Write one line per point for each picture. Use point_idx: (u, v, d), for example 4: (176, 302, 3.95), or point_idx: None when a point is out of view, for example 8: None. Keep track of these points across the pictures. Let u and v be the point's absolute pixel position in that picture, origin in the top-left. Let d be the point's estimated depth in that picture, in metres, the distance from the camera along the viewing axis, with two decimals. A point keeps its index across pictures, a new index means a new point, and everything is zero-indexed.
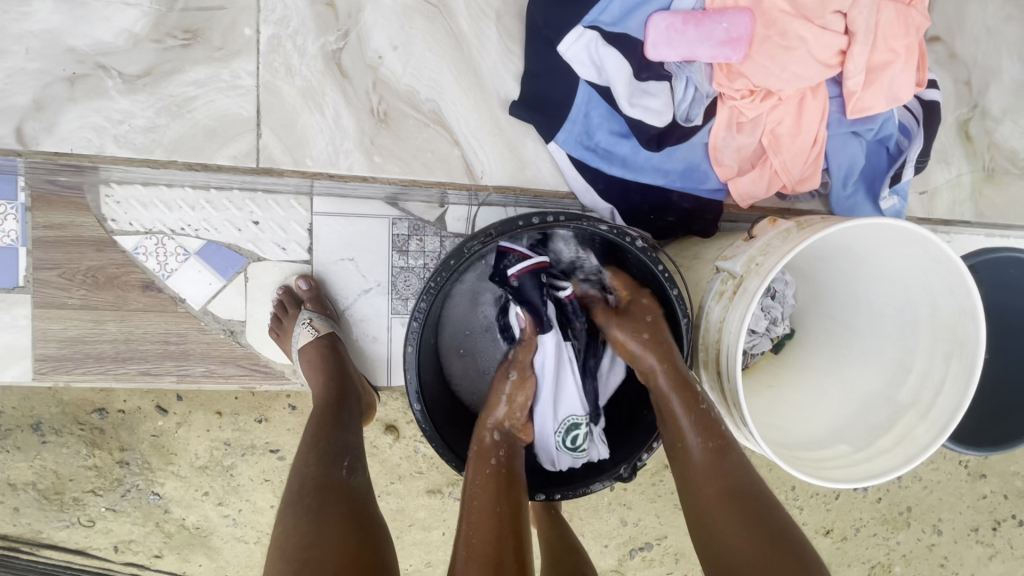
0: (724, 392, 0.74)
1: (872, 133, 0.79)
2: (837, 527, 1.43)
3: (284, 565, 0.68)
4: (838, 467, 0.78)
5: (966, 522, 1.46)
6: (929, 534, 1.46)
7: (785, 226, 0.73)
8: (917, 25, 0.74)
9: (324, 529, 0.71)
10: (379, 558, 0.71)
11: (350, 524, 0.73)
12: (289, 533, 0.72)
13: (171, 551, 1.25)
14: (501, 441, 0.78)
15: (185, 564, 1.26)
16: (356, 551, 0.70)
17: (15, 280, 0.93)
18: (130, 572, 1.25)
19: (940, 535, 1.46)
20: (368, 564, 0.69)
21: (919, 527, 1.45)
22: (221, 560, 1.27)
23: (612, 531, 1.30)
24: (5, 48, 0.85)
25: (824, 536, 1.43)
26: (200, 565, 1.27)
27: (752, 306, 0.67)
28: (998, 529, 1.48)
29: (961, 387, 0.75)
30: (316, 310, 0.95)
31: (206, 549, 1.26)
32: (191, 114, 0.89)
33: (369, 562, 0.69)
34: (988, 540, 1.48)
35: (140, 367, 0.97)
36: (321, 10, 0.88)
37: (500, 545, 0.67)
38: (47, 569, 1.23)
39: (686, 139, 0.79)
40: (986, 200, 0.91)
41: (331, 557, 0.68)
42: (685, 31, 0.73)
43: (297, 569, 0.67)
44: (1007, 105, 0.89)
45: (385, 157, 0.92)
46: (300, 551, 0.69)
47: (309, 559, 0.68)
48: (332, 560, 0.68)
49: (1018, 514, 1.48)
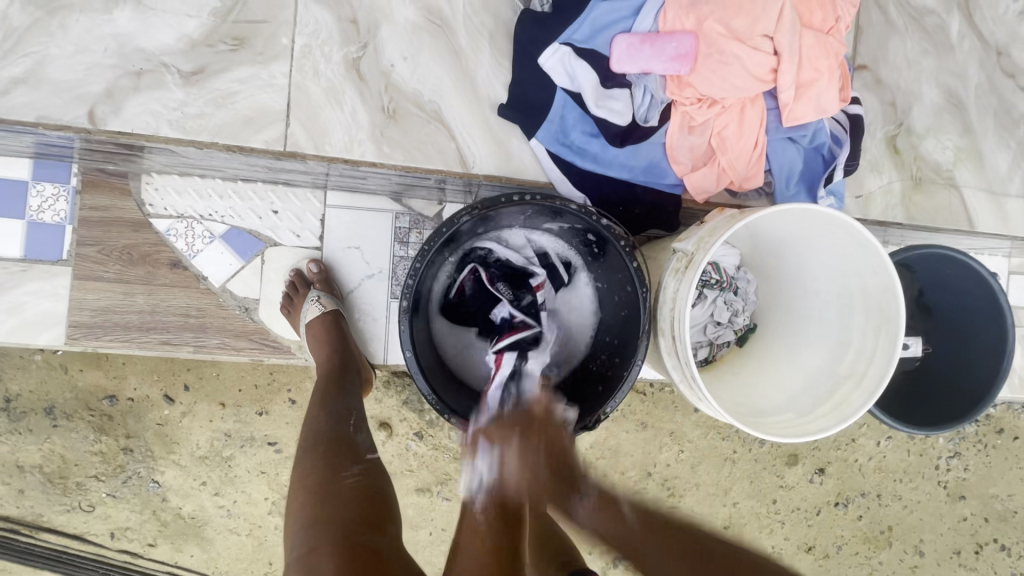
0: (679, 354, 0.85)
1: (806, 139, 0.93)
2: (819, 544, 1.48)
3: (306, 497, 0.81)
4: (784, 427, 0.89)
5: (947, 544, 1.51)
6: (911, 555, 1.51)
7: (731, 213, 0.85)
8: (836, 49, 0.88)
9: (338, 472, 0.84)
10: (385, 497, 0.83)
11: (360, 467, 0.86)
12: (307, 472, 0.84)
13: (165, 539, 1.32)
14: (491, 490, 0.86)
15: (178, 554, 1.33)
16: (364, 487, 0.83)
17: (59, 254, 1.06)
18: (124, 559, 1.32)
19: (922, 557, 1.51)
20: (377, 496, 0.82)
21: (901, 548, 1.50)
22: (214, 552, 1.34)
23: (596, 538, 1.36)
24: (86, 47, 1.00)
25: (805, 553, 1.48)
26: (192, 555, 1.33)
27: (697, 276, 0.80)
28: (980, 553, 1.52)
29: (888, 356, 0.85)
30: (324, 290, 1.07)
31: (199, 540, 1.33)
32: (233, 104, 1.03)
33: (377, 496, 0.82)
34: (971, 563, 1.52)
35: (161, 337, 1.09)
36: (345, 25, 1.04)
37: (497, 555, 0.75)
38: (46, 553, 1.30)
39: (644, 139, 0.93)
40: (916, 206, 1.04)
41: (347, 494, 0.81)
42: (642, 50, 0.88)
43: (318, 498, 0.80)
44: (929, 125, 1.03)
45: (392, 147, 1.05)
46: (319, 487, 0.81)
47: (328, 491, 0.81)
48: (346, 496, 0.80)
49: (1000, 538, 1.52)
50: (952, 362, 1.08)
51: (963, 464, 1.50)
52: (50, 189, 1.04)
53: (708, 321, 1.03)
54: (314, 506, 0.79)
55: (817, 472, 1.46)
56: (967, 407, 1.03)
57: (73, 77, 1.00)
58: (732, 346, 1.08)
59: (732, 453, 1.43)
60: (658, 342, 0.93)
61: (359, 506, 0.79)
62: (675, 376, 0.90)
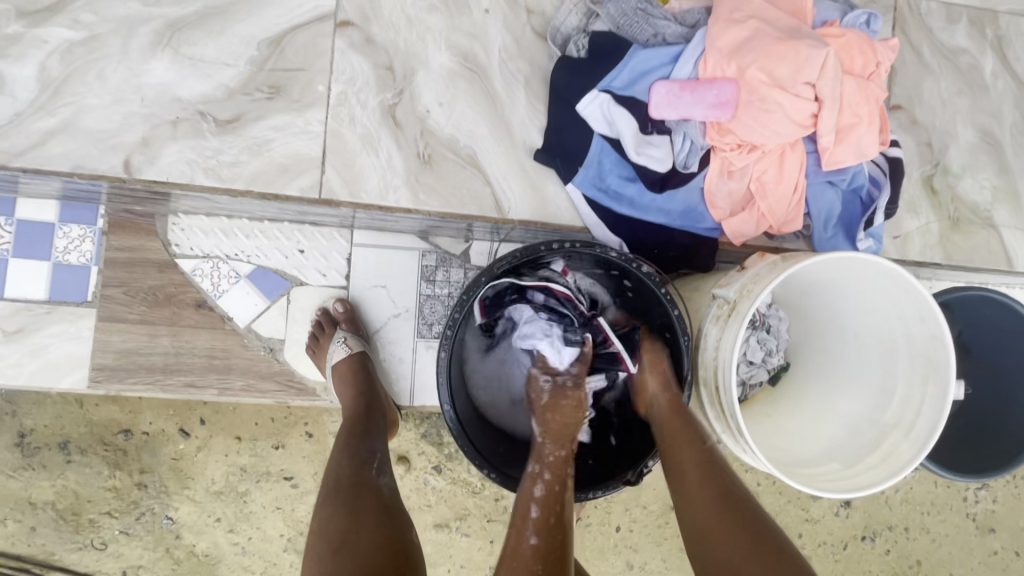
0: (722, 405, 0.84)
1: (846, 182, 0.94)
2: None
3: (325, 542, 0.79)
4: (829, 480, 0.86)
5: None
6: None
7: (772, 259, 0.84)
8: (876, 95, 0.89)
9: (360, 518, 0.81)
10: (408, 548, 0.80)
11: (381, 514, 0.83)
12: (329, 516, 0.82)
13: None
14: (561, 442, 0.87)
15: None
16: (387, 537, 0.80)
17: (84, 296, 1.05)
18: None
19: None
20: (400, 546, 0.79)
21: None
22: None
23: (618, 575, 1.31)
24: (124, 96, 1.00)
25: None
26: None
27: (742, 328, 0.78)
28: None
29: (937, 408, 0.82)
30: (350, 331, 1.05)
31: None
32: (268, 152, 1.02)
33: (399, 546, 0.79)
34: None
35: (184, 378, 1.07)
36: (381, 72, 1.03)
37: (544, 559, 0.74)
38: None
39: (684, 184, 0.96)
40: (954, 245, 1.03)
41: (368, 542, 0.78)
42: (682, 96, 0.90)
43: (337, 548, 0.77)
44: (965, 164, 1.03)
45: (428, 193, 1.04)
46: (339, 533, 0.79)
47: (348, 541, 0.78)
48: (367, 546, 0.77)
49: None
50: (992, 400, 1.07)
51: (991, 496, 1.46)
52: (76, 230, 1.04)
53: (740, 360, 1.00)
54: (333, 555, 0.77)
55: (842, 505, 1.41)
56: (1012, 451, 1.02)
57: (110, 127, 1.00)
58: (763, 385, 1.06)
59: (756, 486, 1.39)
60: (699, 392, 0.92)
61: (380, 560, 0.76)
62: (718, 426, 0.89)
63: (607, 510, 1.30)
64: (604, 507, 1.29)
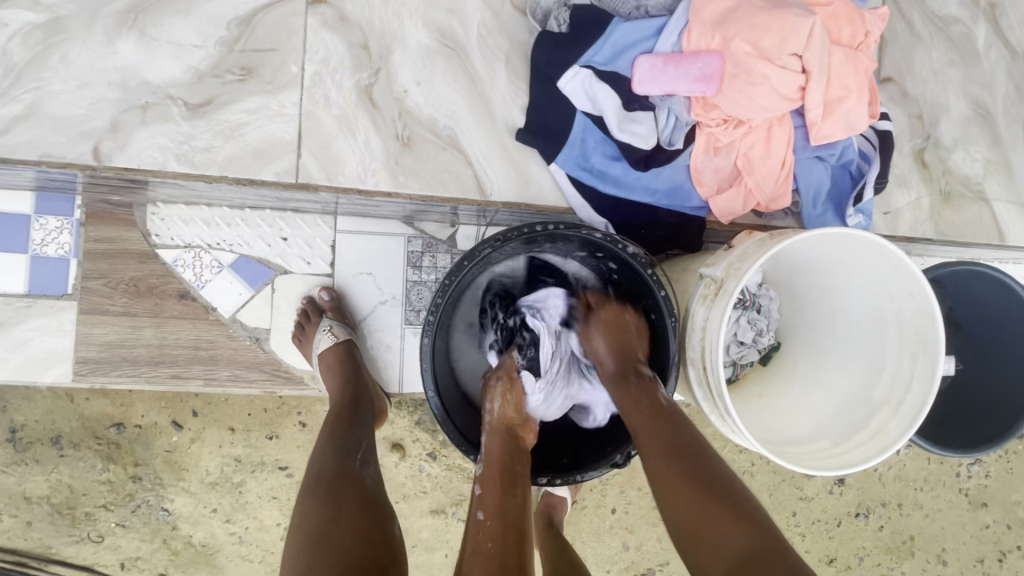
0: (709, 385, 0.83)
1: (834, 157, 0.94)
2: (840, 556, 1.44)
3: (304, 536, 0.77)
4: (819, 458, 0.86)
5: (970, 553, 1.47)
6: (934, 565, 1.46)
7: (760, 237, 0.82)
8: (865, 66, 0.87)
9: (342, 513, 0.79)
10: (389, 543, 0.79)
11: (363, 509, 0.81)
12: (309, 510, 0.80)
13: (176, 568, 1.29)
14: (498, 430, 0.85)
15: None
16: (369, 530, 0.78)
17: (64, 288, 1.03)
18: None
19: (945, 566, 1.47)
20: (381, 541, 0.77)
21: (924, 557, 1.46)
22: None
23: (614, 556, 1.31)
24: (90, 81, 0.97)
25: (828, 565, 1.43)
26: None
27: (729, 306, 0.77)
28: (1004, 561, 1.49)
29: (926, 383, 0.82)
30: (336, 319, 1.04)
31: (211, 567, 1.29)
32: (242, 136, 1.00)
33: (382, 540, 0.78)
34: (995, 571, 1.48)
35: (171, 369, 1.05)
36: (356, 51, 1.01)
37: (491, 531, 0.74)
38: None
39: (670, 161, 0.94)
40: (945, 220, 1.02)
41: (348, 536, 0.76)
42: (665, 70, 0.88)
43: (316, 542, 0.76)
44: (957, 137, 1.01)
45: (407, 176, 1.01)
46: (320, 525, 0.77)
47: (328, 534, 0.76)
48: (347, 543, 0.75)
49: None
50: (984, 376, 1.07)
51: (984, 471, 1.46)
52: (53, 222, 1.02)
53: (731, 340, 1.00)
54: (312, 549, 0.75)
55: (836, 483, 1.42)
56: (1005, 424, 1.02)
57: (76, 113, 0.97)
58: (755, 364, 1.05)
59: (750, 466, 1.39)
60: (687, 372, 0.91)
61: (360, 552, 0.75)
62: (706, 407, 0.88)
63: (602, 493, 1.30)
64: (600, 489, 1.30)
